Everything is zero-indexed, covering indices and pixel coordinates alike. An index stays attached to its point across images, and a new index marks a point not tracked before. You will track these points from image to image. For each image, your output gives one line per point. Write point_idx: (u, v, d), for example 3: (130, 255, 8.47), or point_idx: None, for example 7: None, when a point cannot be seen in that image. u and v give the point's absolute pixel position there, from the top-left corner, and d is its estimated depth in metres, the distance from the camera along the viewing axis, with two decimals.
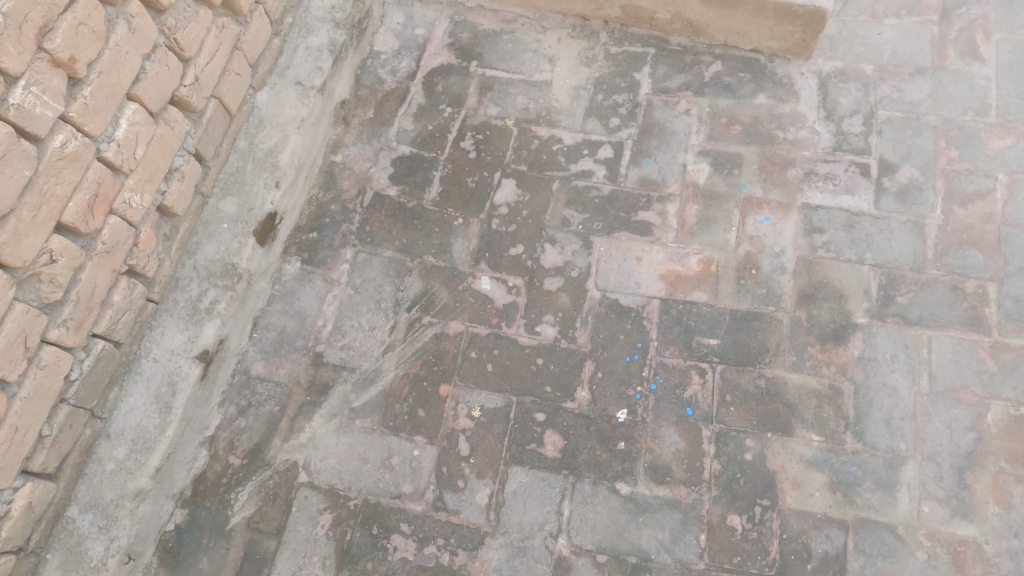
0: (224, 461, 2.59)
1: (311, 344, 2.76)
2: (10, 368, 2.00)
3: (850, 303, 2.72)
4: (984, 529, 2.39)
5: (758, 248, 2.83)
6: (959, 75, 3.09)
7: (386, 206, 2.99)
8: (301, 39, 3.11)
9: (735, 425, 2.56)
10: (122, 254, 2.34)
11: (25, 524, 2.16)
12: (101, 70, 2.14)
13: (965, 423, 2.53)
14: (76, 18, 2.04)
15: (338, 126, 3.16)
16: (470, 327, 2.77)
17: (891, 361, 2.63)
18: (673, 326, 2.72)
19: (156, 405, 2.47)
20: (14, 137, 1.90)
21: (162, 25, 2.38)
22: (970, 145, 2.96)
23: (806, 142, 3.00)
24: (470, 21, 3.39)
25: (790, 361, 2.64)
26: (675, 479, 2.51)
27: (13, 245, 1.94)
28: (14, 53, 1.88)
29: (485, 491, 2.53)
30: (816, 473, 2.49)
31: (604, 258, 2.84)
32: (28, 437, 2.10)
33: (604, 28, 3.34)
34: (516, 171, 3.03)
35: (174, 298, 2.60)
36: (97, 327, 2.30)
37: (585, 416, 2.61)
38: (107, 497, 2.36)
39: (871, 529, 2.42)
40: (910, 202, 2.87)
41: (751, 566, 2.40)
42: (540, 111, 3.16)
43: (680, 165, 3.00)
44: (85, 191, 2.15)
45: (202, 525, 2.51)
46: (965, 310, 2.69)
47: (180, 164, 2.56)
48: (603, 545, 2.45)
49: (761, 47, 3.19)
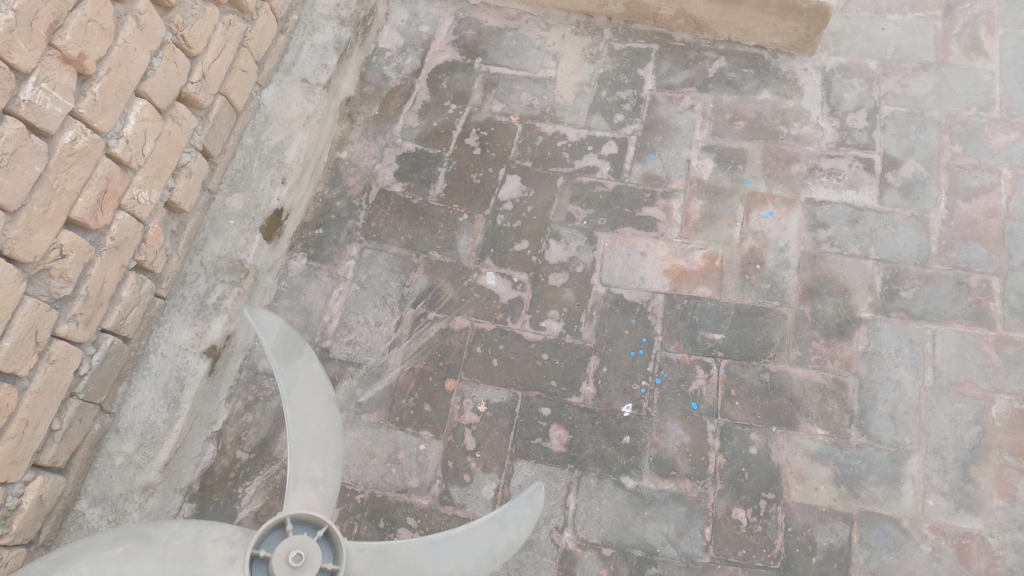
0: (232, 456, 2.60)
1: (317, 340, 2.78)
2: (21, 362, 2.02)
3: (855, 298, 2.73)
4: (989, 522, 2.40)
5: (761, 243, 2.84)
6: (963, 71, 3.10)
7: (392, 202, 3.01)
8: (306, 36, 3.13)
9: (740, 420, 2.57)
10: (131, 250, 2.36)
11: (36, 517, 2.18)
12: (110, 66, 2.16)
13: (969, 416, 2.54)
14: (86, 15, 2.06)
15: (344, 122, 3.18)
16: (476, 322, 2.78)
17: (895, 355, 2.64)
18: (677, 321, 2.73)
19: (164, 400, 2.49)
20: (25, 133, 1.92)
21: (170, 22, 2.41)
22: (974, 140, 2.96)
23: (810, 138, 3.01)
24: (474, 18, 3.41)
25: (794, 355, 2.65)
26: (680, 473, 2.52)
27: (24, 240, 1.97)
28: (26, 49, 1.91)
29: (491, 485, 2.54)
30: (820, 467, 2.50)
31: (608, 254, 2.86)
32: (39, 431, 2.12)
33: (608, 24, 3.35)
34: (521, 167, 3.04)
35: (181, 294, 2.62)
36: (106, 322, 2.32)
37: (590, 410, 2.62)
38: (116, 490, 2.38)
39: (875, 522, 2.42)
40: (914, 196, 2.88)
41: (757, 559, 2.40)
42: (544, 108, 3.17)
43: (684, 160, 3.01)
44: (95, 187, 2.17)
45: (210, 519, 2.51)
46: (969, 304, 2.69)
47: (187, 160, 2.57)
48: (609, 538, 2.45)
49: (764, 43, 3.20)
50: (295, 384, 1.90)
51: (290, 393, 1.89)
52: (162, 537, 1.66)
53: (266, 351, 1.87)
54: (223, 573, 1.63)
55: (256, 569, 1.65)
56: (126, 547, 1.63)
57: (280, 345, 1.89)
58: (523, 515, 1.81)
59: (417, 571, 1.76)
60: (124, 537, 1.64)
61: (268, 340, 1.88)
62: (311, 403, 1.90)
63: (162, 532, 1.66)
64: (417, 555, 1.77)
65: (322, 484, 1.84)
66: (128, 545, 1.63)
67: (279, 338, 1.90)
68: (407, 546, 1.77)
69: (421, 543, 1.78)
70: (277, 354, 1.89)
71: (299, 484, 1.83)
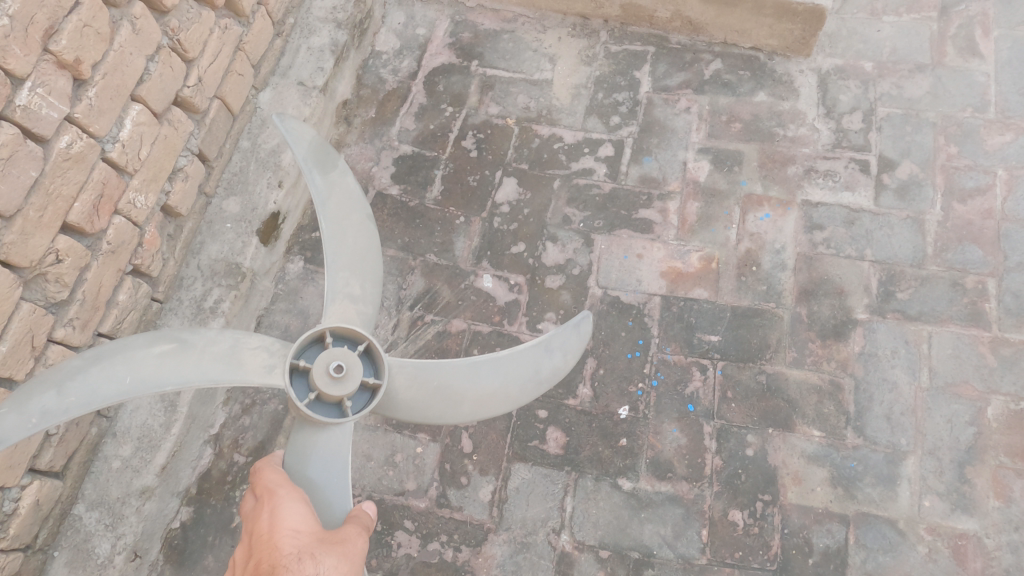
0: (229, 459, 2.60)
1: None
2: (17, 367, 2.01)
3: (851, 299, 2.73)
4: (985, 523, 2.40)
5: (758, 244, 2.85)
6: (958, 72, 3.11)
7: (388, 205, 3.01)
8: (302, 39, 3.12)
9: (736, 422, 2.58)
10: (127, 254, 2.36)
11: (33, 521, 2.18)
12: (105, 71, 2.17)
13: (965, 417, 2.54)
14: (81, 20, 2.06)
15: (340, 125, 3.18)
16: (472, 324, 2.78)
17: (891, 356, 2.64)
18: (674, 323, 2.74)
19: (161, 404, 2.49)
20: (20, 138, 1.93)
21: (165, 26, 2.40)
22: (970, 141, 2.97)
23: (806, 140, 3.02)
24: (470, 20, 3.42)
25: (791, 357, 2.66)
26: (676, 475, 2.52)
27: (20, 245, 1.97)
28: (21, 54, 1.91)
29: (488, 487, 2.55)
30: (817, 468, 2.51)
31: (604, 256, 2.86)
32: (36, 435, 2.13)
33: (604, 27, 3.35)
34: (517, 170, 3.04)
35: (178, 297, 2.62)
36: (103, 326, 2.31)
37: (586, 412, 2.63)
38: (113, 495, 2.39)
39: (872, 523, 2.43)
40: (910, 198, 2.89)
41: (753, 561, 2.40)
42: (541, 110, 3.17)
43: (680, 162, 3.01)
44: (91, 192, 2.17)
45: (208, 523, 2.51)
46: (965, 305, 2.70)
47: (184, 163, 2.58)
48: (606, 540, 2.46)
49: (760, 45, 3.21)
50: (331, 197, 1.95)
51: (325, 206, 1.95)
52: (198, 342, 1.73)
53: (298, 161, 1.93)
54: (263, 380, 1.73)
55: (296, 378, 1.77)
56: (164, 348, 1.70)
57: (311, 155, 1.95)
58: (570, 342, 1.91)
59: (459, 390, 1.88)
60: (160, 340, 1.70)
61: (300, 153, 1.94)
62: (345, 219, 1.97)
63: (197, 338, 1.73)
64: (460, 375, 1.87)
65: (362, 301, 1.93)
66: (164, 348, 1.70)
67: (310, 149, 1.95)
68: (450, 365, 1.87)
69: (464, 364, 1.87)
70: (309, 165, 1.94)
71: (338, 298, 1.91)
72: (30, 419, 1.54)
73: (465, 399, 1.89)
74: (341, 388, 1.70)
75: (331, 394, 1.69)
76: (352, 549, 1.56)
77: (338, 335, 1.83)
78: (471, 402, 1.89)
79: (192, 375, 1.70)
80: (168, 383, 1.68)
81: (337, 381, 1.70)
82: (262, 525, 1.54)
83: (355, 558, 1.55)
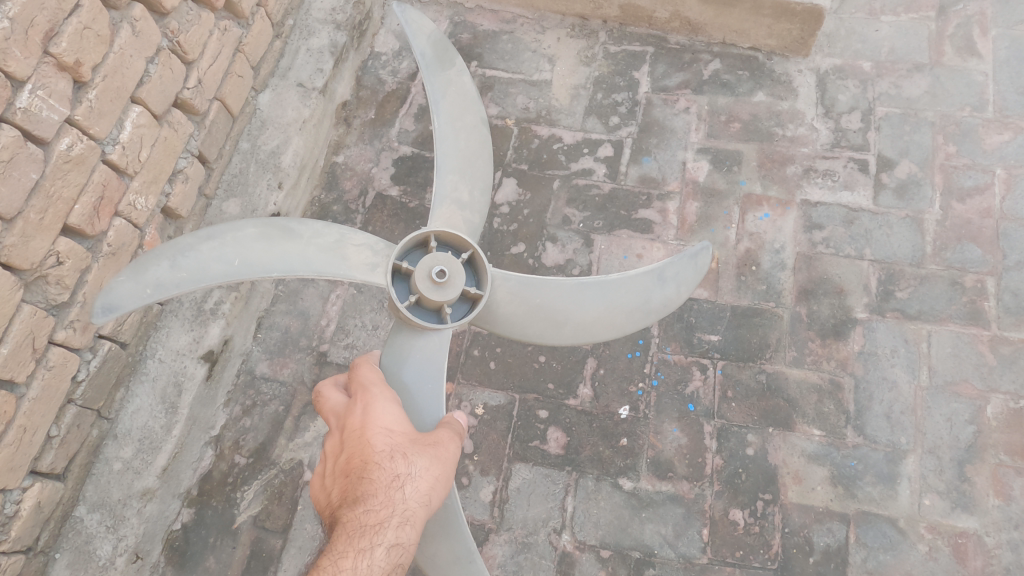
0: (230, 461, 2.61)
1: (315, 344, 2.79)
2: (18, 370, 2.02)
3: (850, 298, 2.74)
4: (985, 521, 2.41)
5: (757, 244, 2.85)
6: (957, 71, 3.11)
7: (388, 206, 3.02)
8: (302, 41, 3.12)
9: (737, 421, 2.58)
10: (127, 256, 2.36)
11: (34, 524, 2.18)
12: (105, 73, 2.17)
13: (965, 416, 2.55)
14: (81, 23, 2.06)
15: (340, 126, 3.18)
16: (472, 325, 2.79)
17: (890, 355, 2.65)
18: (674, 323, 2.74)
19: (162, 405, 2.48)
20: (20, 141, 1.93)
21: (165, 28, 2.40)
22: (968, 141, 2.98)
23: (805, 139, 3.02)
24: (469, 21, 3.42)
25: (791, 356, 2.66)
26: (677, 475, 2.53)
27: (20, 248, 1.97)
28: (21, 57, 1.91)
29: (489, 487, 2.55)
30: (817, 467, 2.51)
31: (604, 256, 2.86)
32: (37, 438, 2.13)
33: (603, 27, 3.36)
34: (517, 170, 3.05)
35: (178, 298, 2.58)
36: (103, 328, 2.30)
37: (587, 412, 2.63)
38: (114, 497, 2.37)
39: (872, 522, 2.43)
40: (909, 197, 2.89)
41: (754, 560, 2.41)
42: (540, 111, 3.18)
43: (680, 162, 3.02)
44: (91, 194, 2.17)
45: (208, 525, 2.52)
46: (964, 304, 2.70)
47: (184, 165, 2.58)
48: (607, 540, 2.46)
49: (759, 45, 3.22)
50: (447, 94, 2.14)
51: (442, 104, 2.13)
52: (305, 233, 1.89)
53: (419, 56, 2.13)
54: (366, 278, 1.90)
55: (398, 281, 1.95)
56: (269, 237, 1.86)
57: (432, 50, 2.14)
58: (683, 273, 2.00)
59: (562, 311, 2.00)
60: (271, 231, 1.86)
61: (420, 47, 2.14)
62: (459, 119, 2.14)
63: (304, 230, 1.90)
64: (565, 297, 2.00)
65: (468, 208, 2.10)
66: (273, 237, 1.86)
67: (429, 42, 2.14)
68: (556, 290, 2.00)
69: (571, 286, 2.00)
70: (430, 61, 2.13)
71: (446, 204, 2.09)
72: (147, 289, 1.68)
73: (568, 322, 2.02)
74: (440, 295, 1.84)
75: (432, 297, 1.84)
76: (446, 449, 1.74)
77: (442, 243, 2.00)
78: (572, 326, 2.02)
79: (299, 263, 1.86)
80: (276, 270, 1.84)
81: (439, 287, 1.85)
82: (359, 418, 1.74)
83: (449, 457, 1.74)
